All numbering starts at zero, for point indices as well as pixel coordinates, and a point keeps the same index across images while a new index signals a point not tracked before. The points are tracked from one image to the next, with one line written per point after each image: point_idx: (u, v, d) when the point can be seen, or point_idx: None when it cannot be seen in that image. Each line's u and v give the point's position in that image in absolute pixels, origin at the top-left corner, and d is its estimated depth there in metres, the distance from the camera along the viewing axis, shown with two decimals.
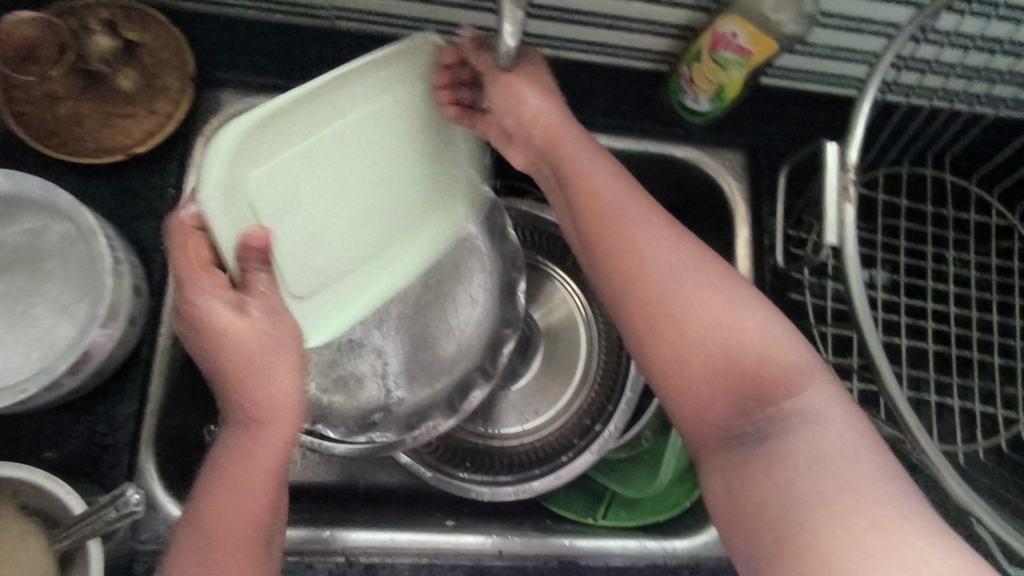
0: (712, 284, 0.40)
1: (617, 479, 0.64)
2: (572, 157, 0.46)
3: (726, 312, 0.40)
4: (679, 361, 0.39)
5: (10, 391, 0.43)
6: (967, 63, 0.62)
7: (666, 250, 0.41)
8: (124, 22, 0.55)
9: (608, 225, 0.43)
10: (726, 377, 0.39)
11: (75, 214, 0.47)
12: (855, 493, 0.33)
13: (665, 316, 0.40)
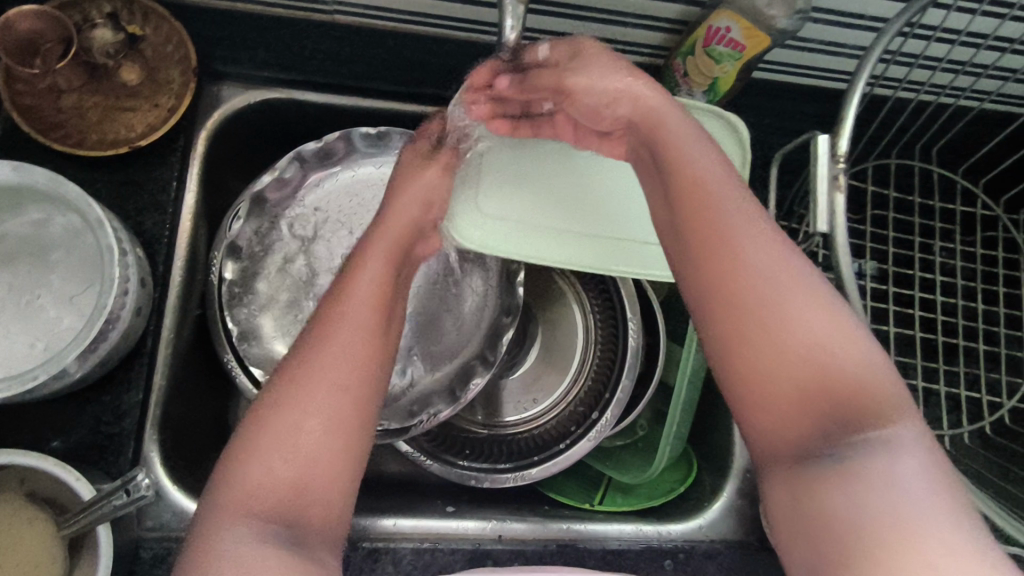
0: (816, 306, 0.38)
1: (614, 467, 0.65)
2: (677, 147, 0.44)
3: (827, 336, 0.38)
4: (768, 379, 0.38)
5: (20, 379, 0.45)
6: (977, 60, 0.59)
7: (775, 266, 0.39)
8: (126, 15, 0.56)
9: (713, 232, 0.41)
10: (820, 404, 0.37)
11: (80, 206, 0.48)
12: (929, 523, 0.32)
13: (761, 335, 0.38)
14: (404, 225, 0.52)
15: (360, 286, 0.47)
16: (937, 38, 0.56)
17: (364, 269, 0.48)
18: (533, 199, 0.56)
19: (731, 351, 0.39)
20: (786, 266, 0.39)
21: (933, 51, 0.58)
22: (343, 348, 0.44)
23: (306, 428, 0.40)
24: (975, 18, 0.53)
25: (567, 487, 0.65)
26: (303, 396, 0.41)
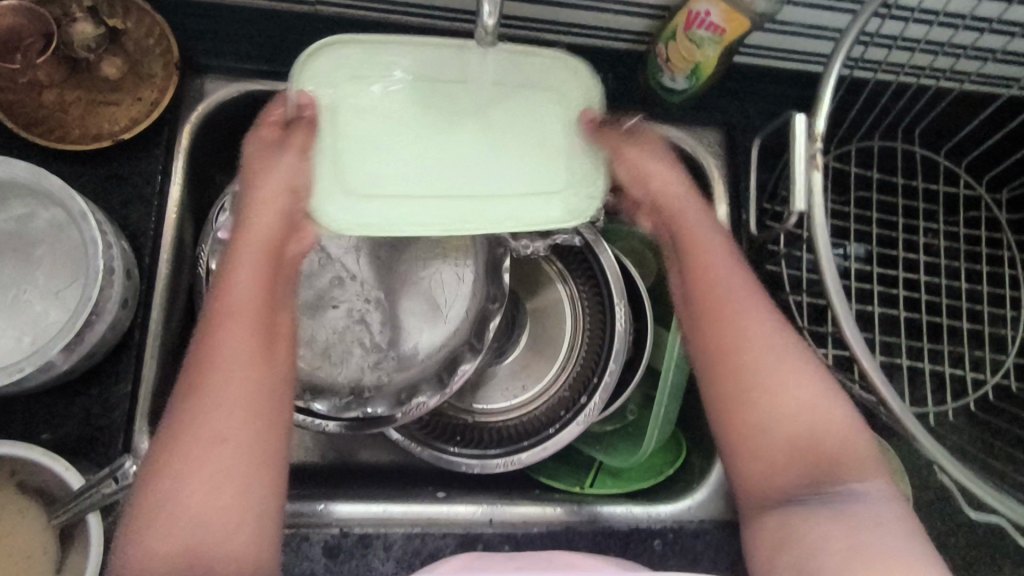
0: (808, 374, 0.45)
1: (606, 448, 0.65)
2: (687, 219, 0.50)
3: (818, 404, 0.44)
4: (765, 435, 0.44)
5: (6, 371, 0.45)
6: (955, 41, 0.59)
7: (774, 340, 0.45)
8: (106, 9, 0.56)
9: (721, 302, 0.47)
10: (811, 459, 0.44)
11: (64, 200, 0.49)
12: (884, 561, 0.40)
13: (764, 398, 0.44)
14: (267, 226, 0.47)
15: (235, 305, 0.44)
16: (915, 19, 0.56)
17: (239, 276, 0.45)
18: (412, 152, 0.51)
19: (733, 409, 0.45)
20: (783, 337, 0.46)
21: (912, 32, 0.58)
22: (226, 365, 0.42)
23: (204, 463, 0.40)
24: None
25: (558, 470, 0.65)
26: (197, 426, 0.40)
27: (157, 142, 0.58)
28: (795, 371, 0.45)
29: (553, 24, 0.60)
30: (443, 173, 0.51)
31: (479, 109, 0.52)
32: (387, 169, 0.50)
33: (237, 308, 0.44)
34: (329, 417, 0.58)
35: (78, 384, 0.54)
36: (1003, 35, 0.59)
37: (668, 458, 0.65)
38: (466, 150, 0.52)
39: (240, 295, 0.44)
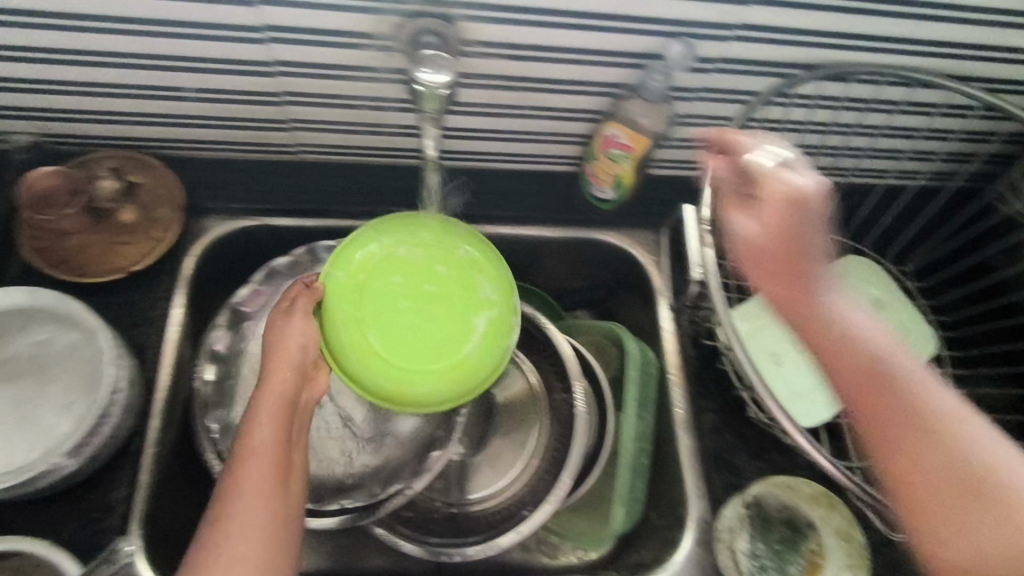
0: (931, 391, 0.47)
1: (395, 297, 0.61)
2: (842, 346, 0.50)
3: (963, 432, 0.45)
4: (918, 479, 0.45)
5: (21, 470, 0.51)
6: (827, 143, 0.71)
7: (907, 383, 0.48)
8: (128, 168, 0.68)
9: (871, 384, 0.48)
10: (956, 494, 0.44)
11: (84, 317, 0.57)
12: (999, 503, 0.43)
13: (901, 445, 0.46)
14: (286, 381, 0.54)
15: (256, 453, 0.50)
16: (786, 128, 0.68)
17: (255, 439, 0.51)
18: None
19: (907, 448, 0.46)
20: (904, 377, 0.48)
21: (789, 139, 0.70)
22: (251, 476, 0.49)
23: (252, 525, 0.47)
24: (810, 109, 0.66)
25: (360, 364, 0.58)
26: (234, 520, 0.47)
27: (163, 270, 0.68)
28: (926, 399, 0.47)
29: (497, 155, 0.72)
30: None
31: None
32: None
33: (270, 403, 0.53)
34: (331, 512, 0.63)
35: (79, 489, 0.58)
36: (864, 136, 0.70)
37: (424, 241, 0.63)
38: None
39: (261, 445, 0.51)
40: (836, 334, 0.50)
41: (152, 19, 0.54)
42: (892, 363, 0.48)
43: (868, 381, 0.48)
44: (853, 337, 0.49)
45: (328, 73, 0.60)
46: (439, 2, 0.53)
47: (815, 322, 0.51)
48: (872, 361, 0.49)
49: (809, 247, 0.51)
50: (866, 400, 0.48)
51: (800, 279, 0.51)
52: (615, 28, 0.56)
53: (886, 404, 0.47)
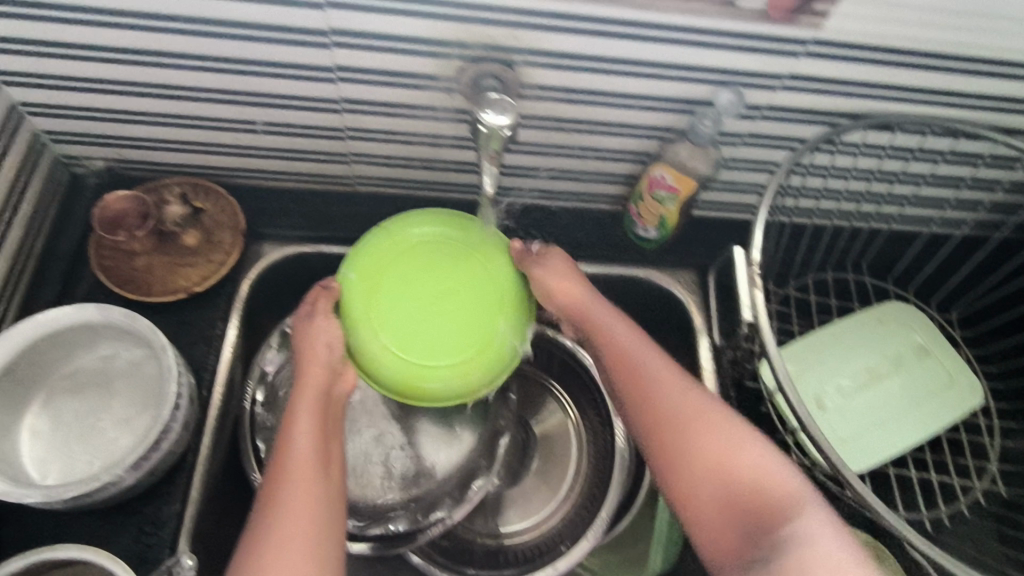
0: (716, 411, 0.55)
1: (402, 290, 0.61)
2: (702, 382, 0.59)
3: (729, 450, 0.53)
4: (706, 502, 0.53)
5: (87, 480, 0.53)
6: (871, 190, 0.72)
7: (701, 408, 0.56)
8: (192, 194, 0.72)
9: (664, 418, 0.56)
10: (742, 503, 0.51)
11: (149, 335, 0.59)
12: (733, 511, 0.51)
13: (691, 467, 0.54)
14: (318, 380, 0.57)
15: (294, 452, 0.54)
16: (832, 174, 0.70)
17: (294, 438, 0.54)
18: (878, 401, 0.70)
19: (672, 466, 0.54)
20: (700, 404, 0.56)
21: (833, 186, 0.71)
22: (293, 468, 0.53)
23: (298, 513, 0.50)
24: (857, 157, 0.67)
25: (377, 363, 0.59)
26: (275, 514, 0.50)
27: (221, 295, 0.70)
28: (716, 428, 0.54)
29: (543, 191, 0.75)
30: (917, 419, 0.69)
31: (851, 383, 0.70)
32: (903, 412, 0.69)
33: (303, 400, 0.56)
34: (372, 536, 0.64)
35: (134, 502, 0.60)
36: (908, 184, 0.71)
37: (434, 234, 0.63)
38: (893, 395, 0.70)
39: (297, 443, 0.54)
40: (638, 370, 0.58)
41: (233, 58, 0.58)
42: (683, 392, 0.57)
43: (659, 419, 0.56)
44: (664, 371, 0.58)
45: (390, 111, 0.64)
46: (502, 50, 0.56)
47: (623, 353, 0.60)
48: (672, 397, 0.56)
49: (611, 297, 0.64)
50: (659, 438, 0.56)
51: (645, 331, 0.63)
52: (667, 76, 0.59)
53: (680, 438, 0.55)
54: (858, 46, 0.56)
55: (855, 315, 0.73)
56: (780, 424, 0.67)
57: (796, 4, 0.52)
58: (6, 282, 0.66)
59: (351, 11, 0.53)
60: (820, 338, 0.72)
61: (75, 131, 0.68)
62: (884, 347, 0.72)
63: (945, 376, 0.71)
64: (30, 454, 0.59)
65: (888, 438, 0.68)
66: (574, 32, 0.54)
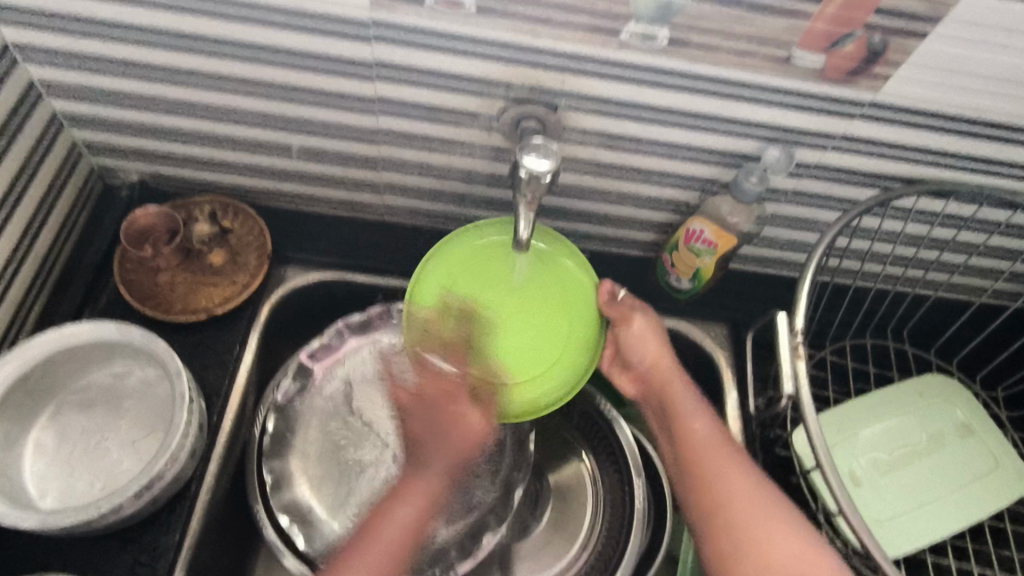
0: (731, 458, 0.58)
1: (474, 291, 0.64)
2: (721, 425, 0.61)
3: (793, 553, 0.53)
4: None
5: (88, 507, 0.51)
6: (919, 257, 0.69)
7: (774, 507, 0.55)
8: (221, 213, 0.71)
9: (704, 460, 0.58)
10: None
11: (165, 359, 0.58)
12: (747, 550, 0.53)
13: (747, 557, 0.53)
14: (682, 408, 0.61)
15: (405, 508, 0.56)
16: (879, 238, 0.67)
17: (410, 488, 0.56)
18: (915, 482, 0.65)
19: (707, 496, 0.56)
20: (775, 506, 0.55)
21: (879, 249, 0.69)
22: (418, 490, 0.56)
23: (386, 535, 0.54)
24: (907, 223, 0.65)
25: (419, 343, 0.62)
26: (366, 556, 0.53)
27: (242, 317, 0.69)
28: (735, 470, 0.57)
29: (576, 234, 0.73)
30: (957, 503, 0.65)
31: (887, 461, 0.66)
32: (943, 494, 0.65)
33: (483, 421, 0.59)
34: None
35: (132, 530, 0.58)
36: (959, 253, 0.68)
37: (491, 261, 0.64)
38: (932, 475, 0.66)
39: (408, 502, 0.56)
40: (683, 412, 0.61)
41: (274, 85, 0.58)
42: (764, 492, 0.56)
43: (722, 503, 0.56)
44: (693, 416, 0.60)
45: (427, 145, 0.63)
46: (546, 93, 0.55)
47: (700, 437, 0.59)
48: (743, 487, 0.56)
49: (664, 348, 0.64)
50: (718, 519, 0.55)
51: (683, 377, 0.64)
52: (714, 129, 0.57)
53: (710, 471, 0.57)
54: (916, 113, 0.54)
55: (894, 387, 0.70)
56: (811, 499, 0.64)
57: (856, 65, 0.50)
58: (29, 289, 0.65)
59: (397, 47, 0.52)
60: (856, 410, 0.68)
61: (112, 143, 0.68)
62: (925, 423, 0.68)
63: (989, 460, 0.67)
64: (32, 470, 0.57)
65: (924, 522, 0.64)
66: (622, 80, 0.53)
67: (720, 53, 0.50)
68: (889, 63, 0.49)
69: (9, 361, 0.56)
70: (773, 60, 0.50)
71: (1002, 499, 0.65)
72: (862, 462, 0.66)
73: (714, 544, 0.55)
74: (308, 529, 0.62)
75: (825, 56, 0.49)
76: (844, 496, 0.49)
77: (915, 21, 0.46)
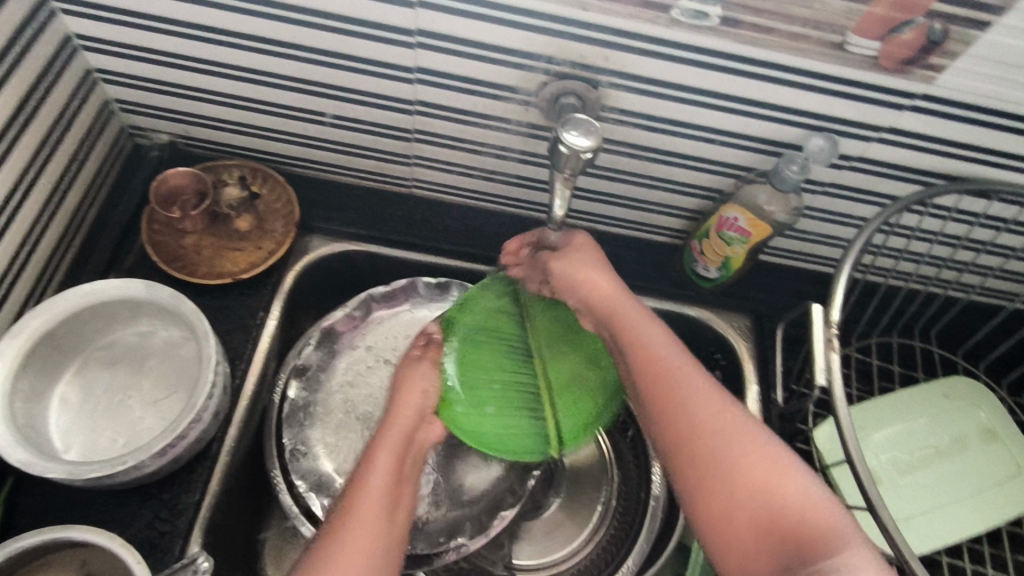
0: (694, 385, 0.51)
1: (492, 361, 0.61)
2: (672, 340, 0.54)
3: (765, 468, 0.47)
4: (729, 524, 0.47)
5: (113, 461, 0.52)
6: (955, 257, 0.68)
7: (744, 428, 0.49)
8: (250, 178, 0.71)
9: (665, 384, 0.52)
10: (770, 534, 0.45)
11: (193, 320, 0.57)
12: (717, 489, 0.48)
13: (719, 497, 0.47)
14: (636, 331, 0.55)
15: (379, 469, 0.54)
16: (915, 236, 0.66)
17: (376, 458, 0.54)
18: (934, 483, 0.65)
19: (673, 426, 0.50)
20: (747, 429, 0.49)
21: (914, 247, 0.67)
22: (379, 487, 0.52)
23: (361, 536, 0.49)
24: (946, 222, 0.63)
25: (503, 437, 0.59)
26: (354, 523, 0.50)
27: (266, 283, 0.68)
28: (698, 397, 0.51)
29: (605, 217, 0.72)
30: (975, 507, 0.64)
31: (908, 461, 0.66)
32: (962, 496, 0.64)
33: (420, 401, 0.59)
34: None
35: (153, 487, 0.58)
36: (996, 255, 0.67)
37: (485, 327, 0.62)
38: (952, 477, 0.65)
39: (382, 471, 0.53)
40: (638, 335, 0.54)
41: (312, 48, 0.57)
42: (734, 416, 0.50)
43: (686, 432, 0.50)
44: (647, 339, 0.54)
45: (462, 119, 0.62)
46: (588, 69, 0.54)
47: (650, 351, 0.53)
48: (706, 407, 0.50)
49: (605, 280, 0.57)
50: (686, 453, 0.49)
51: (629, 300, 0.57)
52: (758, 114, 0.56)
53: (668, 399, 0.51)
54: (969, 106, 0.52)
55: (919, 387, 0.69)
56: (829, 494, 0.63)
57: (912, 54, 0.48)
58: (58, 245, 0.65)
59: (441, 15, 0.51)
60: (878, 409, 0.68)
61: (145, 102, 0.67)
62: (948, 424, 0.68)
63: (1012, 466, 0.66)
64: (57, 423, 0.57)
65: (941, 524, 0.63)
66: (668, 59, 0.52)
67: (772, 34, 0.49)
68: (946, 53, 0.48)
69: (39, 314, 0.56)
70: (825, 45, 0.49)
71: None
72: (882, 461, 0.66)
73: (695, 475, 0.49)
74: (326, 496, 0.63)
75: (881, 43, 0.48)
76: (874, 492, 0.48)
77: (980, 10, 0.45)
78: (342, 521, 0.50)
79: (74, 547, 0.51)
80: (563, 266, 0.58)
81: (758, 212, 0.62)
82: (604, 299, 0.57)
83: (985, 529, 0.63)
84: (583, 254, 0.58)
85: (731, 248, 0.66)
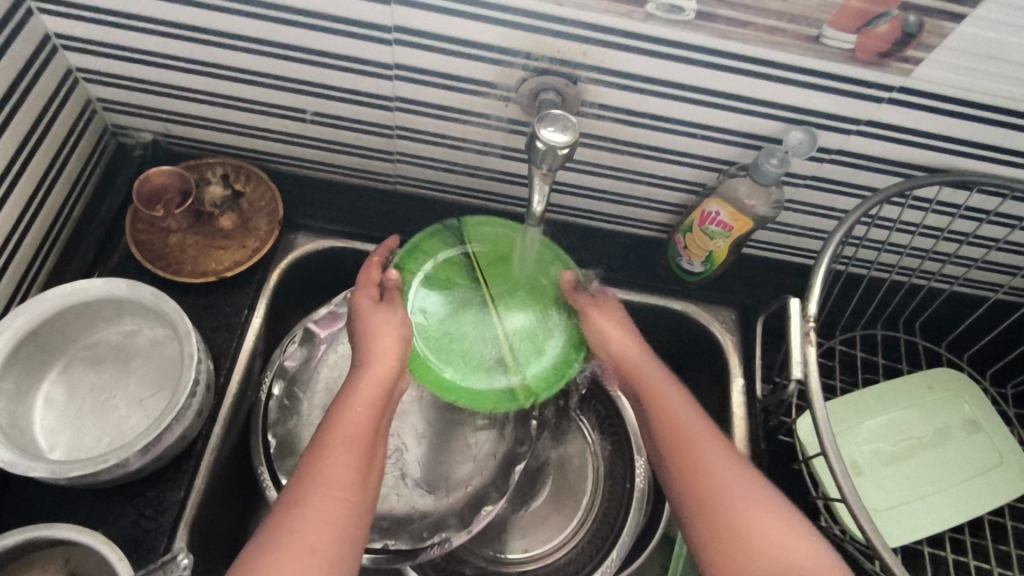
0: (712, 451, 0.55)
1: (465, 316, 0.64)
2: (692, 411, 0.58)
3: (793, 543, 0.51)
4: None
5: (94, 461, 0.52)
6: (937, 249, 0.68)
7: (773, 502, 0.53)
8: (234, 176, 0.70)
9: (689, 452, 0.55)
10: None
11: (175, 319, 0.58)
12: (738, 558, 0.51)
13: (745, 564, 0.50)
14: (667, 401, 0.58)
15: (344, 420, 0.54)
16: (897, 229, 0.66)
17: (342, 408, 0.55)
18: (917, 474, 0.65)
19: (699, 495, 0.53)
20: (763, 494, 0.53)
21: (896, 239, 0.68)
22: (340, 439, 0.53)
23: (323, 492, 0.50)
24: (927, 214, 0.64)
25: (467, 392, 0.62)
26: (315, 476, 0.51)
27: (251, 281, 0.69)
28: (718, 464, 0.54)
29: (589, 212, 0.73)
30: (956, 497, 0.64)
31: (891, 453, 0.66)
32: (944, 487, 0.65)
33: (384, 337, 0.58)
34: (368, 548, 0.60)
35: (138, 485, 0.58)
36: (977, 247, 0.67)
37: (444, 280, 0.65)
38: (933, 468, 0.66)
39: (346, 417, 0.54)
40: (668, 410, 0.58)
41: (291, 46, 0.57)
42: (757, 488, 0.53)
43: (709, 502, 0.53)
44: (675, 412, 0.58)
45: (443, 115, 0.62)
46: (567, 64, 0.54)
47: (677, 423, 0.57)
48: (729, 473, 0.54)
49: (634, 341, 0.63)
50: (711, 524, 0.52)
51: (649, 367, 0.61)
52: (737, 108, 0.56)
53: (694, 467, 0.54)
54: (946, 99, 0.52)
55: (902, 378, 0.69)
56: (812, 486, 0.64)
57: (888, 47, 0.48)
58: (41, 245, 0.65)
59: (417, 11, 0.51)
60: (861, 401, 0.68)
61: (127, 101, 0.67)
62: (931, 415, 0.68)
63: (995, 456, 0.66)
64: (41, 423, 0.58)
65: (921, 513, 0.64)
66: (646, 53, 0.52)
67: (748, 28, 0.49)
68: (922, 45, 0.48)
69: (22, 314, 0.56)
70: (801, 39, 0.49)
71: (1006, 496, 0.65)
72: (865, 452, 0.66)
73: (707, 529, 0.52)
74: None
75: (857, 36, 0.48)
76: (848, 484, 0.49)
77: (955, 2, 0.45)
78: (306, 476, 0.51)
79: (57, 546, 0.52)
80: (597, 321, 0.63)
81: (738, 205, 0.63)
82: (631, 362, 0.62)
83: (965, 519, 0.64)
84: (613, 311, 0.64)
85: (713, 242, 0.66)
